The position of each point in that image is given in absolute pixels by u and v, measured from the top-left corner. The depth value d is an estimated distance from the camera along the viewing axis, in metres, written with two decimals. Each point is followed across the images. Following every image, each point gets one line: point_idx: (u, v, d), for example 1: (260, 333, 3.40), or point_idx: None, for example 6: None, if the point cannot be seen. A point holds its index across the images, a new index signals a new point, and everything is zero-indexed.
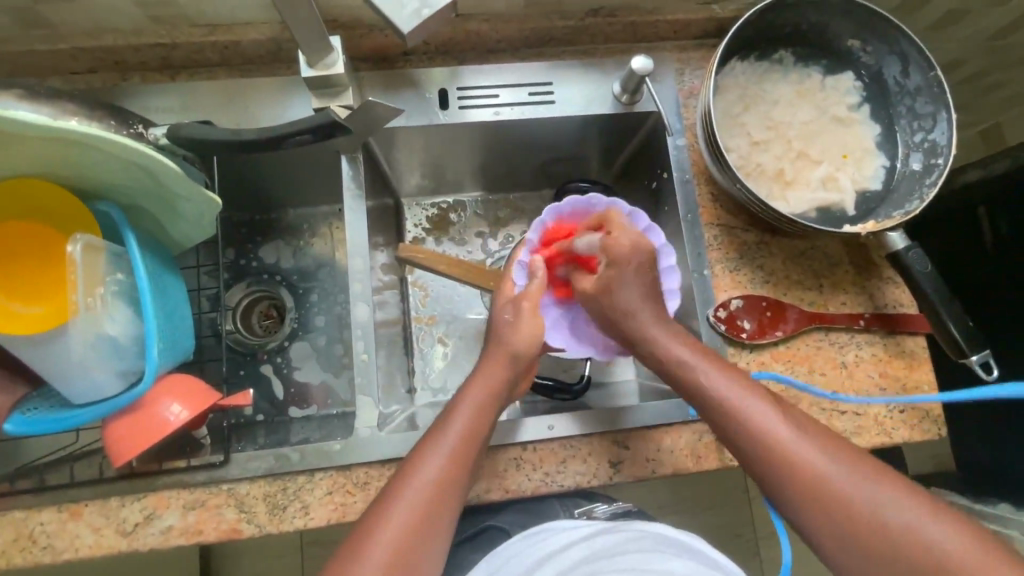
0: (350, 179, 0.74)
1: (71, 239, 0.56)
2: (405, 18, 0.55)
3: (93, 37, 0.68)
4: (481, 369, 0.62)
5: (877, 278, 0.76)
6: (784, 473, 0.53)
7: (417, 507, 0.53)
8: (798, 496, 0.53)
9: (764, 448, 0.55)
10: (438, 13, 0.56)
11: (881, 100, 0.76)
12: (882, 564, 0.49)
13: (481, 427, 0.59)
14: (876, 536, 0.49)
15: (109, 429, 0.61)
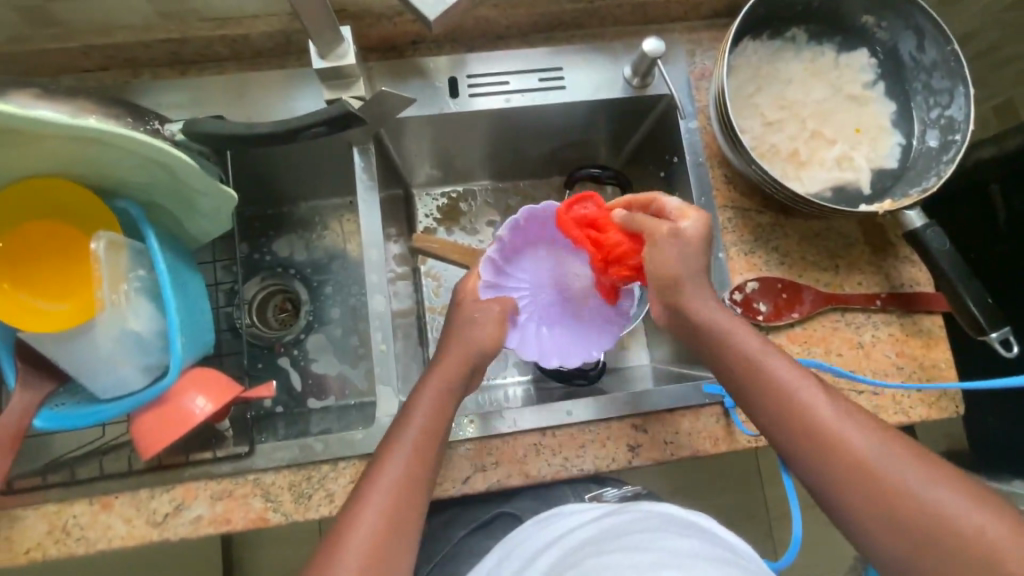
0: (362, 170, 0.74)
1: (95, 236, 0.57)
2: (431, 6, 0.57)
3: (103, 34, 0.67)
4: (442, 359, 0.63)
5: (893, 258, 0.75)
6: (829, 453, 0.53)
7: (390, 497, 0.54)
8: (834, 471, 0.53)
9: (806, 427, 0.54)
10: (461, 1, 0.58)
11: (896, 77, 0.75)
12: (902, 542, 0.50)
13: (441, 422, 0.59)
14: (905, 513, 0.50)
15: (136, 423, 0.62)
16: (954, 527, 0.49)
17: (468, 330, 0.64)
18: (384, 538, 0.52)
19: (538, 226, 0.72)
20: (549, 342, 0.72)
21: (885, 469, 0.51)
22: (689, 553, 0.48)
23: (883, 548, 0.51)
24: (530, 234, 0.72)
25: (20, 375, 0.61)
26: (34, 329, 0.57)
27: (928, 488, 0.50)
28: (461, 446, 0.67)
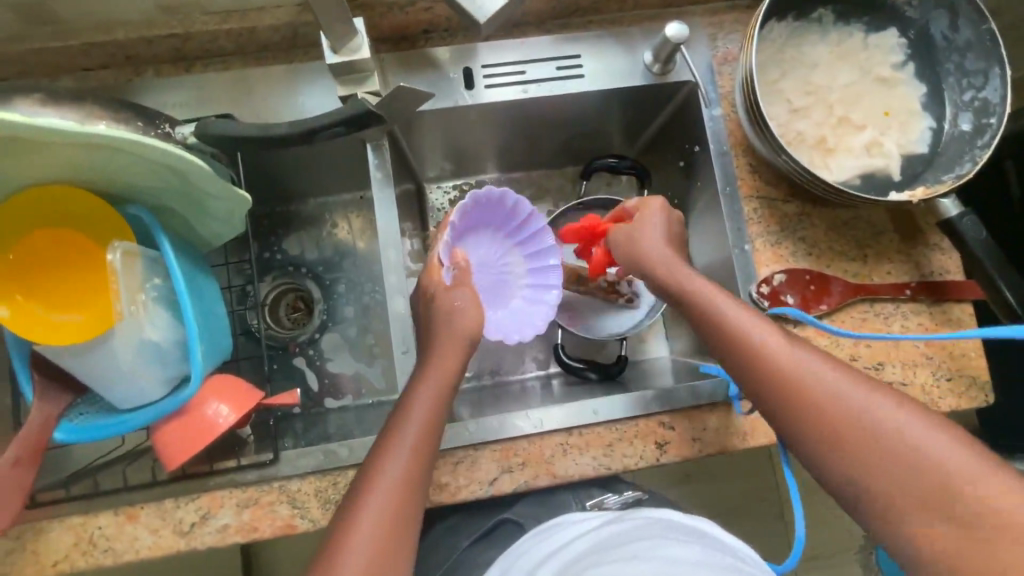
0: (376, 167, 0.71)
1: (109, 246, 0.55)
2: None
3: (103, 30, 0.64)
4: (434, 354, 0.61)
5: (922, 246, 0.74)
6: (799, 405, 0.53)
7: (392, 498, 0.53)
8: (808, 424, 0.52)
9: (796, 389, 0.54)
10: None
11: (926, 58, 0.72)
12: (912, 507, 0.47)
13: (438, 415, 0.58)
14: (910, 473, 0.47)
15: (157, 436, 0.61)
16: (968, 492, 0.45)
17: (449, 321, 0.63)
18: (386, 541, 0.51)
19: (484, 210, 0.76)
20: (499, 320, 0.77)
21: (884, 426, 0.49)
22: (687, 560, 0.46)
23: (893, 514, 0.48)
24: (476, 218, 0.76)
25: (37, 387, 0.60)
26: (47, 342, 0.54)
27: (931, 446, 0.47)
28: (487, 447, 0.67)
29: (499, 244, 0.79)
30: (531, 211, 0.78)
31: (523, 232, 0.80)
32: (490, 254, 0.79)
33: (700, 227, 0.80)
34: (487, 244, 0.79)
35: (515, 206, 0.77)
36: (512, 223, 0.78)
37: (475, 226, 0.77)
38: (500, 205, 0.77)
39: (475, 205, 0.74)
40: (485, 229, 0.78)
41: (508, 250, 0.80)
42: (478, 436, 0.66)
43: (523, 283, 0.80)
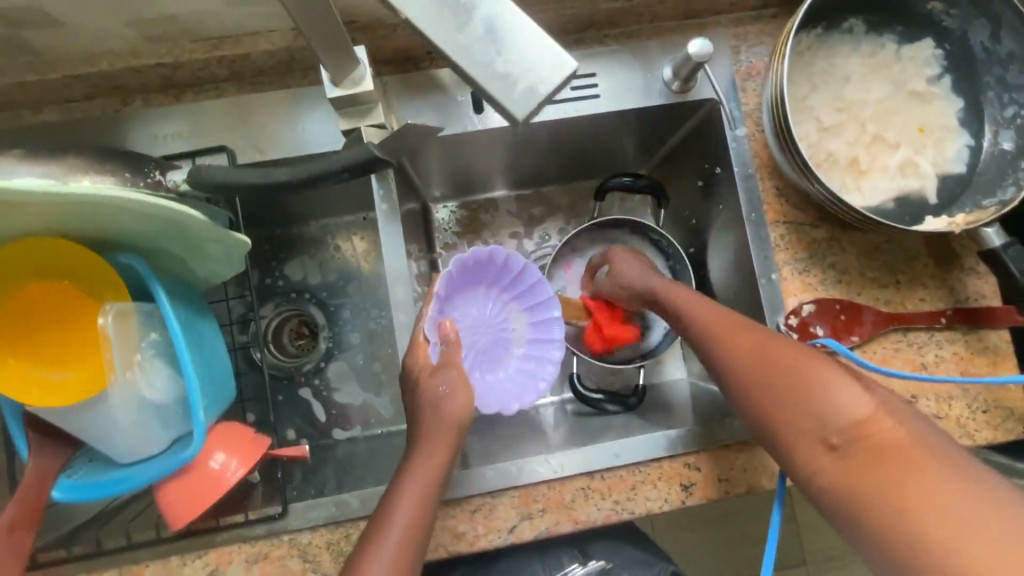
0: (380, 198, 0.68)
1: (102, 309, 0.53)
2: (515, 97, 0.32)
3: (87, 61, 0.60)
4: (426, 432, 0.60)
5: (957, 270, 0.70)
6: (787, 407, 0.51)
7: (402, 548, 0.54)
8: (797, 423, 0.50)
9: (719, 349, 0.57)
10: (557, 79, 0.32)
11: (965, 70, 0.68)
12: (815, 444, 0.48)
13: (431, 491, 0.57)
14: (808, 413, 0.49)
15: (161, 492, 0.58)
16: (856, 424, 0.47)
17: (433, 411, 0.60)
18: None
19: (471, 271, 0.74)
20: (497, 388, 0.75)
21: (786, 370, 0.51)
22: None
23: (804, 456, 0.49)
24: (464, 280, 0.74)
25: (33, 446, 0.57)
26: (39, 405, 0.50)
27: (828, 387, 0.49)
28: (505, 494, 0.64)
29: (490, 304, 0.77)
30: (524, 266, 0.76)
31: (517, 287, 0.78)
32: (482, 314, 0.77)
33: (721, 250, 0.76)
34: (478, 304, 0.77)
35: (506, 262, 0.75)
36: (505, 279, 0.77)
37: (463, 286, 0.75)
38: (489, 263, 0.75)
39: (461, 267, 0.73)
40: (476, 288, 0.76)
41: (501, 308, 0.78)
42: (496, 483, 0.63)
43: (518, 342, 0.79)
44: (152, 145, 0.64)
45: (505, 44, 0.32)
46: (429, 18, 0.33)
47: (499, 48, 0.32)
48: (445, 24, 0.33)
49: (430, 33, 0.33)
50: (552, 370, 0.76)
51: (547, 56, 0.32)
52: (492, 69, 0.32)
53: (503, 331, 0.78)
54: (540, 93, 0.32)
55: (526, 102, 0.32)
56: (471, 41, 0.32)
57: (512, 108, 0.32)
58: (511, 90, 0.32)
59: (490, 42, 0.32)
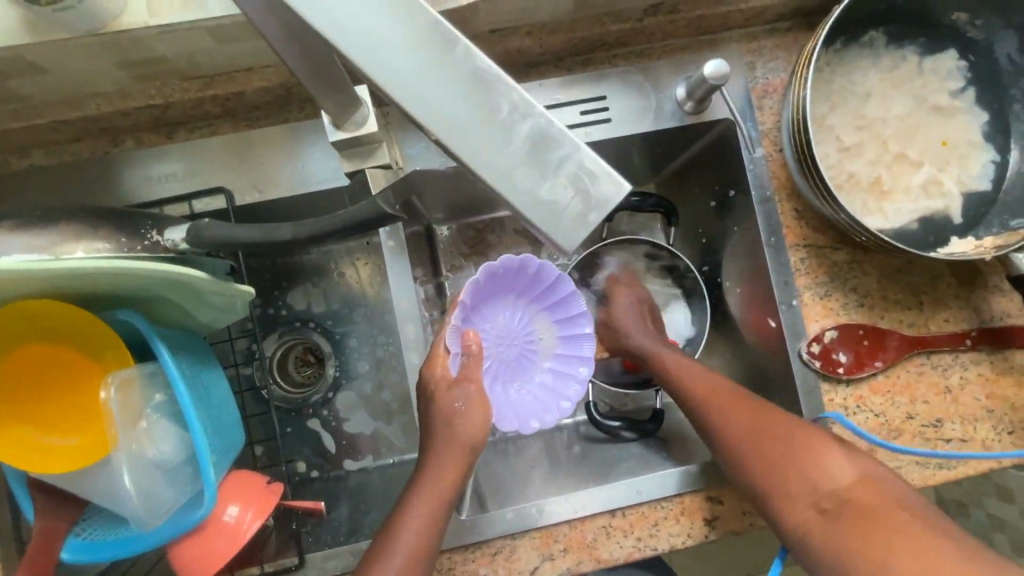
0: (388, 236, 0.66)
1: (103, 382, 0.51)
2: (567, 226, 0.26)
3: (72, 105, 0.57)
4: (432, 469, 0.58)
5: (982, 289, 0.68)
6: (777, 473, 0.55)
7: None
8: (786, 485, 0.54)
9: (717, 416, 0.60)
10: (614, 202, 0.26)
11: (990, 82, 0.65)
12: (806, 512, 0.53)
13: (435, 529, 0.56)
14: (799, 483, 0.54)
15: (176, 550, 0.56)
16: (846, 494, 0.52)
17: (447, 425, 0.58)
18: None
19: (501, 278, 0.72)
20: (518, 402, 0.73)
21: (778, 441, 0.56)
22: None
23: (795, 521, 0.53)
24: (492, 288, 0.72)
25: (39, 509, 0.55)
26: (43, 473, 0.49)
27: (815, 459, 0.54)
28: (526, 535, 0.63)
29: (520, 313, 0.75)
30: (557, 277, 0.73)
31: (549, 297, 0.75)
32: (510, 323, 0.75)
33: (738, 271, 0.74)
34: (507, 312, 0.74)
35: (539, 273, 0.72)
36: (538, 289, 0.74)
37: (492, 294, 0.73)
38: (521, 271, 0.72)
39: (491, 275, 0.71)
40: (506, 296, 0.74)
41: (531, 318, 0.75)
42: (516, 525, 0.62)
43: (547, 354, 0.76)
44: (146, 188, 0.61)
45: (551, 163, 0.26)
46: (457, 130, 0.26)
47: (545, 171, 0.26)
48: (480, 139, 0.26)
49: (459, 150, 0.26)
50: (576, 389, 0.74)
51: (604, 177, 0.26)
52: (536, 198, 0.26)
53: (531, 343, 0.76)
54: (593, 223, 0.26)
55: (577, 233, 0.26)
56: (509, 162, 0.26)
57: (561, 240, 0.26)
58: (560, 221, 0.26)
59: (534, 162, 0.26)
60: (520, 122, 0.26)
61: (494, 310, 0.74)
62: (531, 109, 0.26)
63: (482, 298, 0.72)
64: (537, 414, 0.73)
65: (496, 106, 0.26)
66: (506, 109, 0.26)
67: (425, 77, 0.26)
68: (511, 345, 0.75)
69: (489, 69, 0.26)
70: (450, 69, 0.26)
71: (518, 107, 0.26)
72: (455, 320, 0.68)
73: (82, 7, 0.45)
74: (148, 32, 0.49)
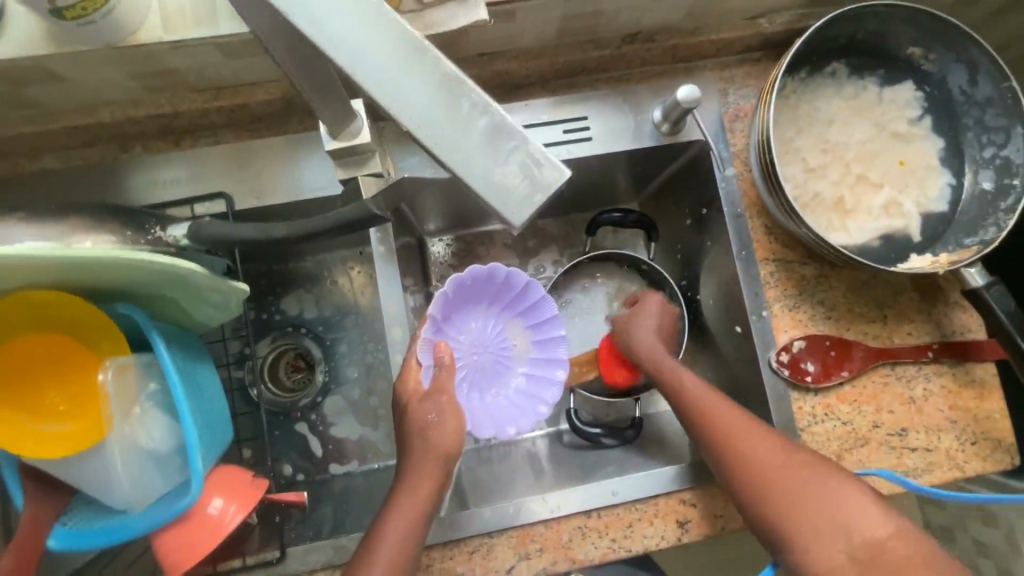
0: (378, 241, 0.69)
1: (102, 366, 0.54)
2: (513, 207, 0.29)
3: (86, 113, 0.61)
4: (411, 477, 0.60)
5: (942, 304, 0.72)
6: (800, 512, 0.54)
7: None
8: (807, 526, 0.53)
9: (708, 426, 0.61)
10: (557, 187, 0.30)
11: (945, 111, 0.70)
12: (838, 558, 0.52)
13: (417, 528, 0.58)
14: (833, 528, 0.53)
15: (159, 540, 0.58)
16: (874, 541, 0.51)
17: (424, 439, 0.61)
18: None
19: (470, 289, 0.75)
20: (495, 408, 0.76)
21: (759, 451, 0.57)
22: None
23: (825, 568, 0.52)
24: (463, 299, 0.75)
25: (28, 496, 0.57)
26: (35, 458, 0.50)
27: (844, 502, 0.54)
28: (503, 534, 0.64)
29: (492, 321, 0.78)
30: (526, 283, 0.76)
31: (521, 304, 0.78)
32: (483, 331, 0.78)
33: (713, 283, 0.77)
34: (479, 320, 0.78)
35: (507, 280, 0.75)
36: (508, 296, 0.77)
37: (463, 304, 0.76)
38: (490, 280, 0.76)
39: (460, 287, 0.74)
40: (478, 305, 0.77)
41: (504, 325, 0.79)
42: (494, 523, 0.64)
43: (521, 360, 0.79)
44: (150, 192, 0.64)
45: (503, 151, 0.29)
46: (424, 122, 0.30)
47: (497, 158, 0.29)
48: (442, 131, 0.30)
49: (426, 141, 0.30)
50: (553, 392, 0.76)
51: (547, 164, 0.29)
52: (488, 180, 0.29)
53: (505, 349, 0.79)
54: (538, 202, 0.30)
55: (524, 211, 0.30)
56: (465, 151, 0.30)
57: (510, 217, 0.30)
58: (508, 200, 0.29)
59: (489, 148, 0.29)
60: (478, 116, 0.30)
61: (465, 321, 0.77)
62: (487, 106, 0.30)
63: (453, 308, 0.75)
64: (514, 419, 0.75)
65: (457, 103, 0.30)
66: (466, 106, 0.30)
67: (398, 78, 0.30)
68: (484, 352, 0.78)
69: (451, 73, 0.30)
70: (420, 71, 0.30)
71: (476, 104, 0.30)
72: (425, 333, 0.70)
73: (103, 24, 0.49)
74: (162, 46, 0.53)
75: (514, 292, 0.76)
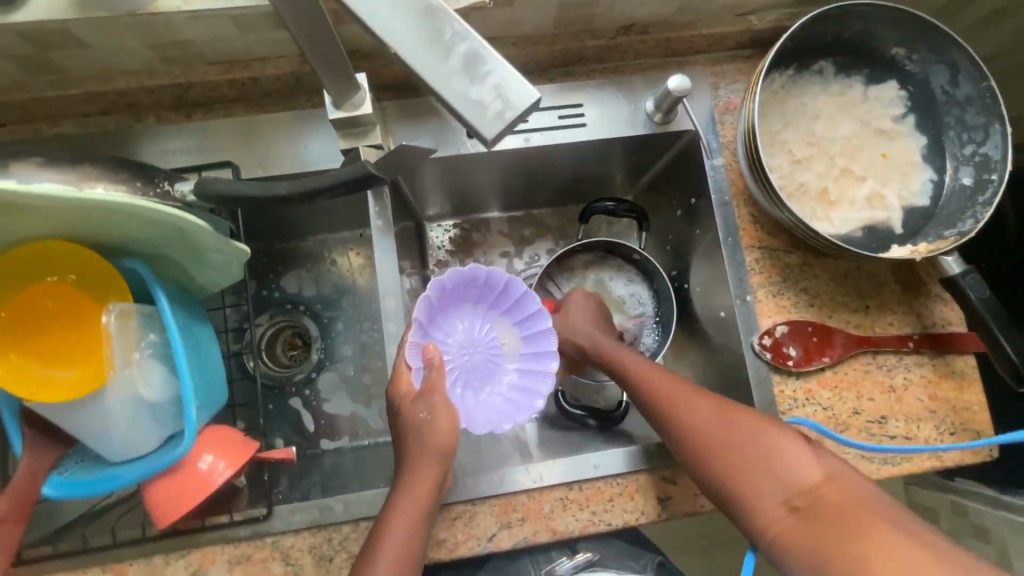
0: (376, 214, 0.72)
1: (106, 308, 0.56)
2: (486, 120, 0.34)
3: (106, 80, 0.65)
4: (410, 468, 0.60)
5: (924, 297, 0.74)
6: (751, 476, 0.58)
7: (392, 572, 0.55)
8: (755, 488, 0.57)
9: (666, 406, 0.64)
10: (526, 105, 0.34)
11: (927, 110, 0.73)
12: (782, 514, 0.56)
13: (423, 514, 0.59)
14: (775, 485, 0.56)
15: (151, 491, 0.60)
16: (816, 492, 0.55)
17: (419, 437, 0.61)
18: None
19: (453, 290, 0.76)
20: (491, 405, 0.75)
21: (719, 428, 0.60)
22: None
23: (770, 524, 0.56)
24: (447, 301, 0.76)
25: (26, 442, 0.58)
26: (38, 399, 0.53)
27: (788, 459, 0.57)
28: (485, 502, 0.65)
29: (479, 320, 0.78)
30: (505, 280, 0.76)
31: (505, 301, 0.78)
32: (471, 332, 0.78)
33: (701, 271, 0.79)
34: (467, 320, 0.78)
35: (486, 278, 0.76)
36: (491, 294, 0.78)
37: (449, 306, 0.77)
38: (470, 281, 0.77)
39: (443, 289, 0.74)
40: (463, 306, 0.78)
41: (491, 323, 0.79)
42: (477, 491, 0.65)
43: (512, 357, 0.78)
44: (161, 158, 0.67)
45: (478, 74, 0.35)
46: (410, 46, 0.35)
47: (474, 78, 0.35)
48: (426, 56, 0.35)
49: (413, 64, 0.35)
50: (547, 383, 0.75)
51: (516, 84, 0.34)
52: (465, 97, 0.34)
53: (495, 347, 0.78)
54: (508, 118, 0.34)
55: (494, 125, 0.34)
56: (446, 70, 0.35)
57: (482, 131, 0.35)
58: (482, 115, 0.34)
59: (466, 71, 0.35)
60: (459, 43, 0.35)
61: (453, 322, 0.77)
62: (467, 35, 0.35)
63: (439, 311, 0.75)
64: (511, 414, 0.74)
65: (442, 33, 0.35)
66: (449, 35, 0.35)
67: (391, 12, 0.35)
68: (474, 352, 0.77)
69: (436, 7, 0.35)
70: (410, 7, 0.35)
71: (457, 33, 0.35)
72: (411, 337, 0.71)
73: None
74: (179, 16, 0.57)
75: (497, 290, 0.77)
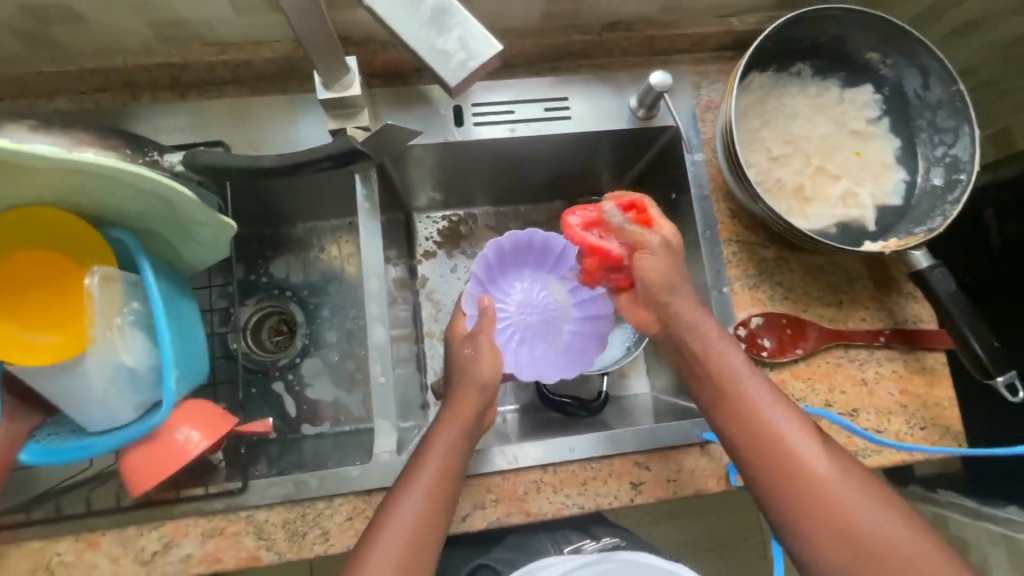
0: (363, 197, 0.73)
1: (90, 271, 0.57)
2: (451, 69, 0.46)
3: (103, 57, 0.67)
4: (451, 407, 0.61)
5: (896, 294, 0.75)
6: (808, 492, 0.52)
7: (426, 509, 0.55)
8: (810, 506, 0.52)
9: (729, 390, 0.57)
10: (485, 59, 0.46)
11: (901, 113, 0.75)
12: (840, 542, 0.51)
13: (456, 460, 0.58)
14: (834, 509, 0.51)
15: (127, 459, 0.60)
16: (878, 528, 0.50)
17: (465, 370, 0.63)
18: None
19: (512, 252, 0.81)
20: (545, 360, 0.78)
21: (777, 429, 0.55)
22: None
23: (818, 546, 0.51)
24: (505, 261, 0.80)
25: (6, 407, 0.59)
26: (16, 361, 0.53)
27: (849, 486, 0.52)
28: None
29: (536, 282, 0.81)
30: (563, 245, 0.80)
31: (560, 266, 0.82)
32: (529, 292, 0.81)
33: None
34: (525, 282, 0.81)
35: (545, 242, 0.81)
36: (549, 259, 0.81)
37: (506, 267, 0.81)
38: (529, 245, 0.81)
39: (500, 250, 0.80)
40: (522, 269, 0.81)
41: (546, 287, 0.82)
42: None
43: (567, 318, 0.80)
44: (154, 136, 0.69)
45: (447, 26, 0.46)
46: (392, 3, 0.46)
47: (442, 31, 0.46)
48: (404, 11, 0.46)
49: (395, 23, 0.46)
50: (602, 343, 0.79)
51: (479, 40, 0.46)
52: (435, 47, 0.46)
53: (552, 309, 0.81)
54: (470, 67, 0.46)
55: (459, 73, 0.46)
56: (417, 24, 0.46)
57: (447, 77, 0.46)
58: (449, 64, 0.46)
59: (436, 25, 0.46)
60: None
61: (509, 282, 0.81)
62: None
63: (497, 270, 0.80)
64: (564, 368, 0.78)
65: None
66: None
67: None
68: (531, 312, 0.80)
69: None
70: None
71: None
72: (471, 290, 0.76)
73: None
74: None
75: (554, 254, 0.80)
